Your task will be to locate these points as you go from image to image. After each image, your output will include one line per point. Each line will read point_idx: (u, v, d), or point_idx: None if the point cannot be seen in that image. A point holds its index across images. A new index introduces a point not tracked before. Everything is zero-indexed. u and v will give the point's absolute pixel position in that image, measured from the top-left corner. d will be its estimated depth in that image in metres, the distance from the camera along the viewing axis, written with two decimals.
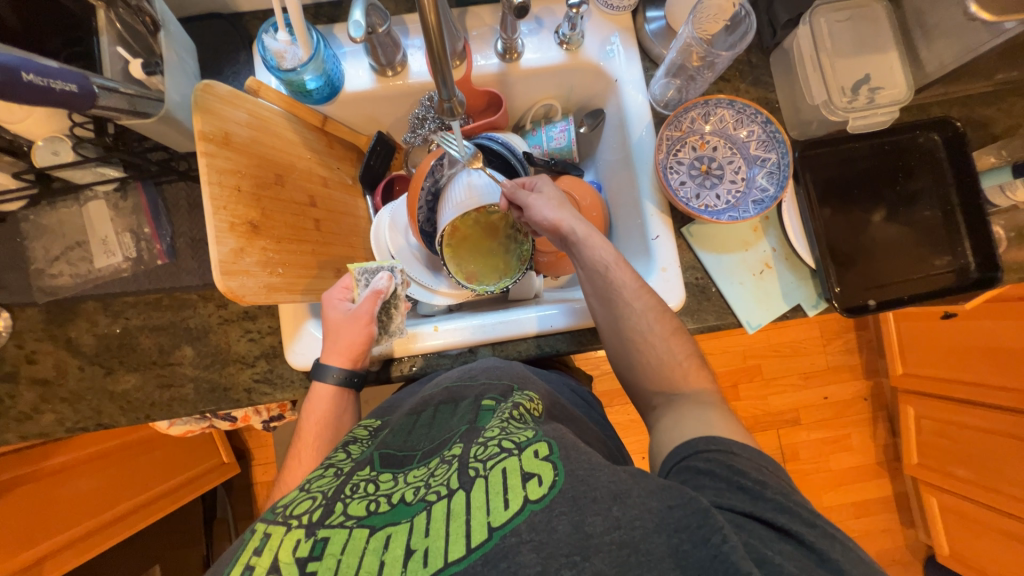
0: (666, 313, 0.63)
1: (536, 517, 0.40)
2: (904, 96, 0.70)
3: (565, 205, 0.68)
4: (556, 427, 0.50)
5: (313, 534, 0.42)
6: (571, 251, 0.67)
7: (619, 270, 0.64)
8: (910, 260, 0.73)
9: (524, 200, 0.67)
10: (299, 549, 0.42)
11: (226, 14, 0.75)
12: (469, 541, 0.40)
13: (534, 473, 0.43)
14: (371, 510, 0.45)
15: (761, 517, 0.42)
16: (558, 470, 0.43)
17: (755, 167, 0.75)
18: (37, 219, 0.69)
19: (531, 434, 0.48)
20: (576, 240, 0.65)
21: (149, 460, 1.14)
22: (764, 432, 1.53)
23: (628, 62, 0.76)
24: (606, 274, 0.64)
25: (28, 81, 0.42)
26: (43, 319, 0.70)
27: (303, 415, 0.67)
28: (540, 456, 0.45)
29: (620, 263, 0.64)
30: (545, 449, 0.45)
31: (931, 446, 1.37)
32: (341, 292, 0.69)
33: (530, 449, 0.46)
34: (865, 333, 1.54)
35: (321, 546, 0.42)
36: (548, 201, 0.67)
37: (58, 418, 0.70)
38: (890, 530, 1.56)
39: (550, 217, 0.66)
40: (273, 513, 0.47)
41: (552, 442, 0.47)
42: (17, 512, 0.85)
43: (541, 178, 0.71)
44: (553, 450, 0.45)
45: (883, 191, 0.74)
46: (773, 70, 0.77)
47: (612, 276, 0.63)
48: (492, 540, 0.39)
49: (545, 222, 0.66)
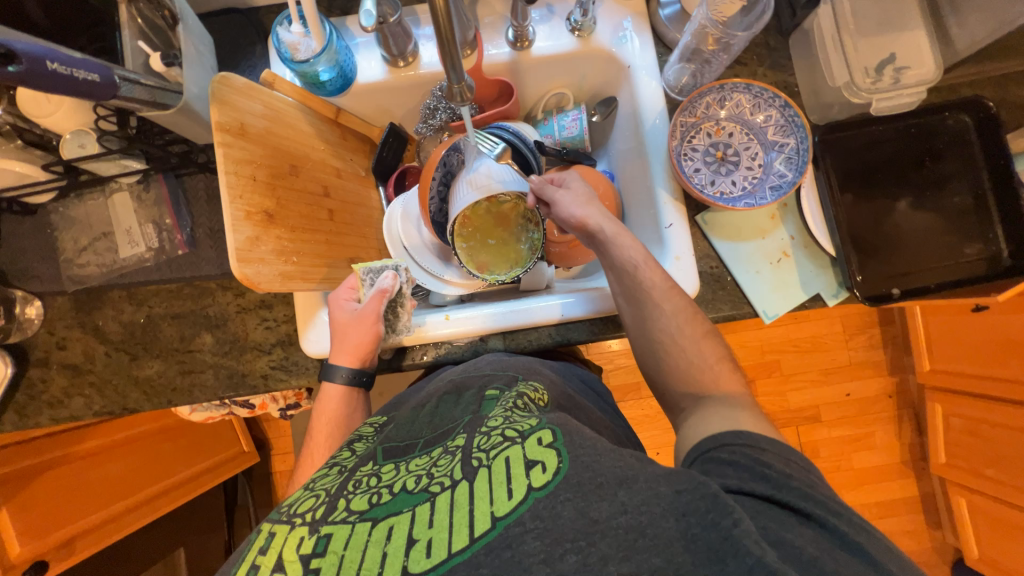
0: (695, 314, 0.62)
1: (540, 504, 0.40)
2: (932, 77, 0.68)
3: (594, 202, 0.69)
4: (559, 414, 0.50)
5: (315, 532, 0.43)
6: (599, 249, 0.67)
7: (648, 267, 0.63)
8: (937, 248, 0.70)
9: (551, 196, 0.69)
10: (302, 547, 0.43)
11: (242, 8, 0.76)
12: (472, 531, 0.40)
13: (536, 461, 0.43)
14: (372, 504, 0.45)
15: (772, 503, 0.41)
16: (562, 456, 0.43)
17: (773, 152, 0.73)
18: (65, 211, 0.72)
19: (534, 423, 0.48)
20: (604, 238, 0.66)
21: (173, 447, 1.18)
22: (783, 429, 1.49)
23: (642, 48, 0.75)
24: (635, 272, 0.63)
25: (52, 69, 0.43)
26: (72, 307, 0.73)
27: (314, 414, 0.69)
28: (543, 443, 0.45)
29: (650, 260, 0.63)
30: (548, 436, 0.45)
31: (961, 445, 1.32)
32: (345, 291, 0.70)
33: (533, 437, 0.46)
34: (890, 328, 1.49)
35: (324, 543, 0.42)
36: (577, 198, 0.68)
37: (87, 402, 0.73)
38: (915, 532, 1.51)
39: (577, 212, 0.67)
40: (277, 513, 0.48)
41: (556, 429, 0.47)
42: (53, 492, 0.90)
43: (571, 175, 0.73)
44: (556, 437, 0.45)
45: (908, 177, 0.71)
46: (792, 52, 0.75)
47: (640, 275, 0.62)
48: (494, 530, 0.40)
49: (572, 218, 0.67)
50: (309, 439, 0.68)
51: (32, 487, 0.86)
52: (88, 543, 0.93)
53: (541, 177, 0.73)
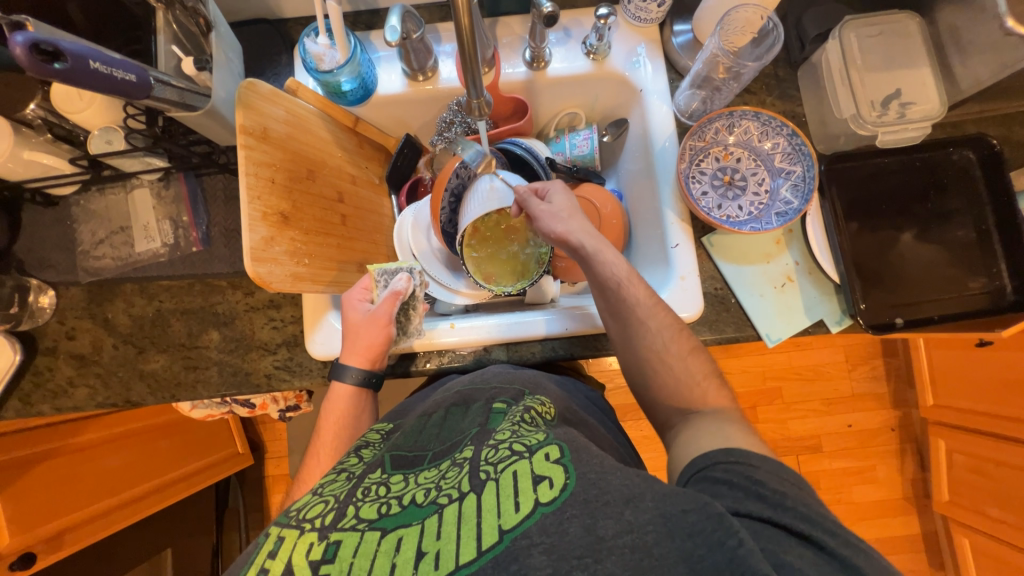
0: (681, 331, 0.62)
1: (548, 519, 0.40)
2: (937, 113, 0.69)
3: (577, 215, 0.68)
4: (567, 430, 0.51)
5: (325, 538, 0.43)
6: (582, 265, 0.66)
7: (631, 282, 0.63)
8: (942, 280, 0.70)
9: (533, 210, 0.68)
10: (312, 553, 0.43)
11: (271, 19, 0.79)
12: (479, 544, 0.40)
13: (545, 476, 0.43)
14: (382, 513, 0.45)
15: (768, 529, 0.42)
16: (569, 473, 0.43)
17: (779, 179, 0.74)
18: (86, 204, 0.74)
19: (542, 438, 0.48)
20: (587, 254, 0.65)
21: (169, 445, 1.17)
22: (783, 458, 1.47)
23: (655, 73, 0.78)
24: (618, 289, 0.63)
25: (94, 69, 0.45)
26: (84, 298, 0.74)
27: (324, 411, 0.69)
28: (551, 459, 0.45)
29: (631, 275, 0.64)
30: (556, 453, 0.46)
31: (966, 483, 1.30)
32: (360, 288, 0.71)
33: (541, 453, 0.46)
34: (893, 360, 1.48)
35: (333, 549, 0.42)
36: (558, 213, 0.67)
37: (90, 392, 0.73)
38: (918, 572, 1.47)
39: (559, 226, 0.66)
40: (285, 517, 0.48)
41: (563, 446, 0.47)
42: (45, 483, 0.89)
43: (555, 186, 0.71)
44: (564, 454, 0.46)
45: (912, 209, 0.72)
46: (801, 84, 0.77)
47: (624, 292, 0.62)
48: (501, 543, 0.39)
49: (553, 234, 0.66)
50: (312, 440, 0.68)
51: (26, 476, 0.86)
52: (80, 537, 0.92)
53: (526, 186, 0.71)
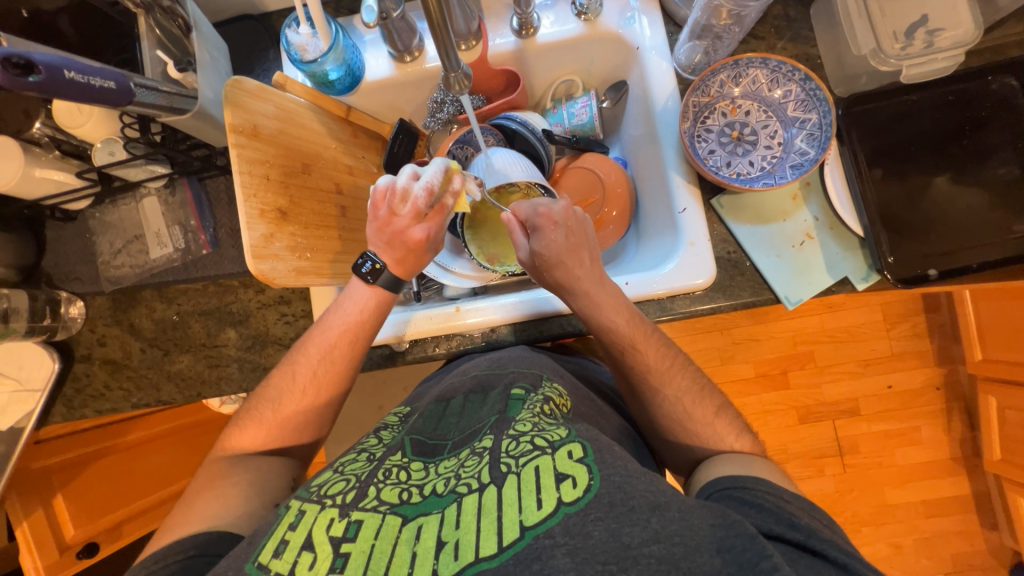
0: (696, 390, 0.61)
1: (571, 520, 0.39)
2: (971, 37, 0.63)
3: (570, 258, 0.64)
4: (590, 426, 0.49)
5: (347, 515, 0.44)
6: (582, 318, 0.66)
7: (639, 346, 0.63)
8: (983, 227, 0.64)
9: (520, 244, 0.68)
10: (333, 528, 0.43)
11: (255, 14, 0.78)
12: (500, 539, 0.39)
13: (567, 475, 0.42)
14: (403, 499, 0.46)
15: (801, 541, 0.43)
16: (593, 474, 0.42)
17: (793, 129, 0.69)
18: (101, 216, 0.77)
19: (564, 434, 0.47)
20: (583, 314, 0.65)
21: (210, 440, 1.22)
22: (818, 423, 1.42)
23: (651, 26, 0.73)
24: (623, 356, 0.63)
25: (70, 78, 0.46)
26: (110, 306, 0.78)
27: (337, 312, 0.67)
28: (574, 458, 0.44)
29: (639, 338, 0.62)
30: (579, 451, 0.44)
31: (1019, 440, 1.22)
32: (425, 221, 0.65)
33: (563, 449, 0.45)
34: (937, 315, 1.39)
35: (355, 528, 0.43)
36: (548, 260, 0.65)
37: (125, 394, 0.77)
38: (968, 533, 1.40)
39: (556, 272, 0.65)
40: (307, 491, 0.48)
41: (586, 444, 0.45)
42: (98, 482, 0.96)
43: (558, 208, 0.65)
44: (587, 453, 0.44)
45: (945, 150, 0.66)
46: (814, 23, 0.71)
47: (627, 360, 0.63)
48: (523, 540, 0.39)
49: (548, 283, 0.67)
50: (301, 367, 0.66)
51: (79, 479, 0.93)
52: (131, 529, 1.02)
53: (513, 216, 0.68)
